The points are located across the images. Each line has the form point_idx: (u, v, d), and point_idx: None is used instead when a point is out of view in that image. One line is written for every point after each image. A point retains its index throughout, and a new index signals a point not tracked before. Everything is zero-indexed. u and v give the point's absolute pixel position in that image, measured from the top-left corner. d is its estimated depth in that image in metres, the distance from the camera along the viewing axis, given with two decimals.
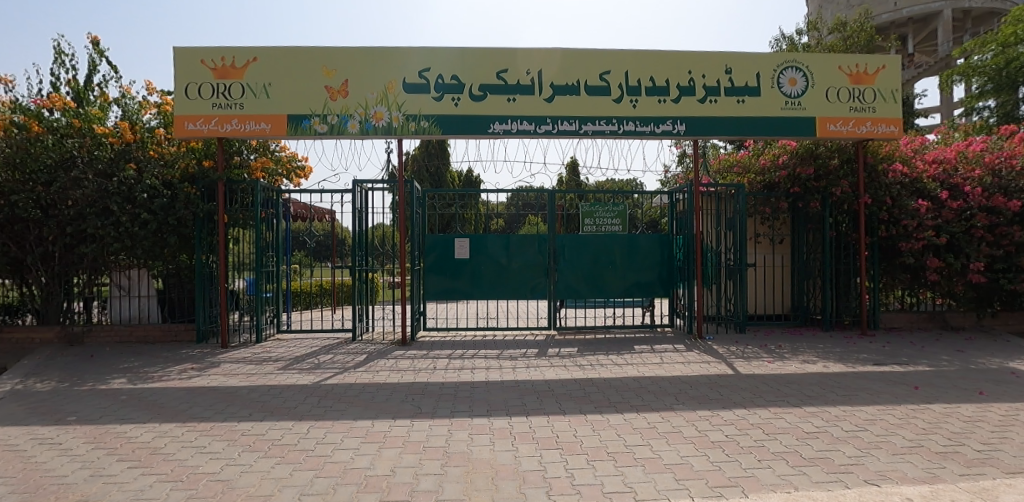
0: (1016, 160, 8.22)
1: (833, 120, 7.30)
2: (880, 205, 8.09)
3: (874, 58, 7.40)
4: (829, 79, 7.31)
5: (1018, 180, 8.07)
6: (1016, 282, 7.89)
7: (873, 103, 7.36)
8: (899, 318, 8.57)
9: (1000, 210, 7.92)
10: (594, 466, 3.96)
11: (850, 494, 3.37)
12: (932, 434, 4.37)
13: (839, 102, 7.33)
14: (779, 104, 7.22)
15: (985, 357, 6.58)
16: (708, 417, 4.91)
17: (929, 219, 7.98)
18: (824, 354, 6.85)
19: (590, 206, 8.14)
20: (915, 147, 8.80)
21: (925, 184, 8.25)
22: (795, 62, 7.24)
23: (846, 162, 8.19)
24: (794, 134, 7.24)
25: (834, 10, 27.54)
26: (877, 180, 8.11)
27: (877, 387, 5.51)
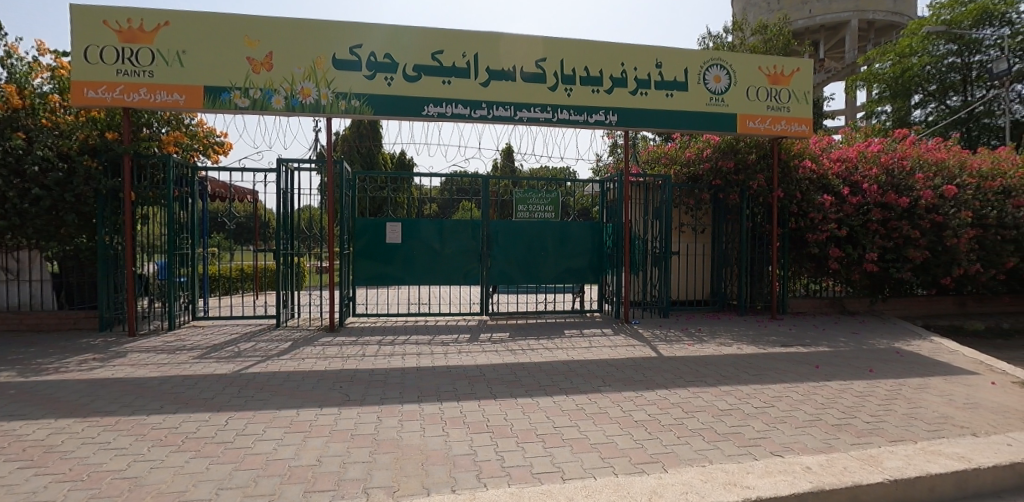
0: (907, 162, 9.10)
1: (752, 117, 7.74)
2: (791, 199, 8.74)
3: (791, 61, 7.89)
4: (750, 79, 7.72)
5: (908, 180, 8.90)
6: (901, 272, 8.80)
7: (788, 103, 7.87)
8: (804, 303, 9.30)
9: (892, 206, 8.73)
10: (524, 448, 4.03)
11: (757, 470, 3.69)
12: (829, 408, 4.81)
13: (758, 101, 7.76)
14: (704, 100, 7.54)
15: (875, 338, 7.32)
16: (632, 398, 5.13)
17: (833, 213, 8.66)
18: (739, 336, 7.32)
19: (524, 193, 8.12)
20: (823, 146, 9.53)
21: (830, 180, 8.92)
22: (720, 60, 7.59)
23: (763, 158, 8.75)
24: (716, 129, 7.61)
25: (756, 13, 28.65)
26: (789, 175, 8.72)
27: (784, 367, 5.95)
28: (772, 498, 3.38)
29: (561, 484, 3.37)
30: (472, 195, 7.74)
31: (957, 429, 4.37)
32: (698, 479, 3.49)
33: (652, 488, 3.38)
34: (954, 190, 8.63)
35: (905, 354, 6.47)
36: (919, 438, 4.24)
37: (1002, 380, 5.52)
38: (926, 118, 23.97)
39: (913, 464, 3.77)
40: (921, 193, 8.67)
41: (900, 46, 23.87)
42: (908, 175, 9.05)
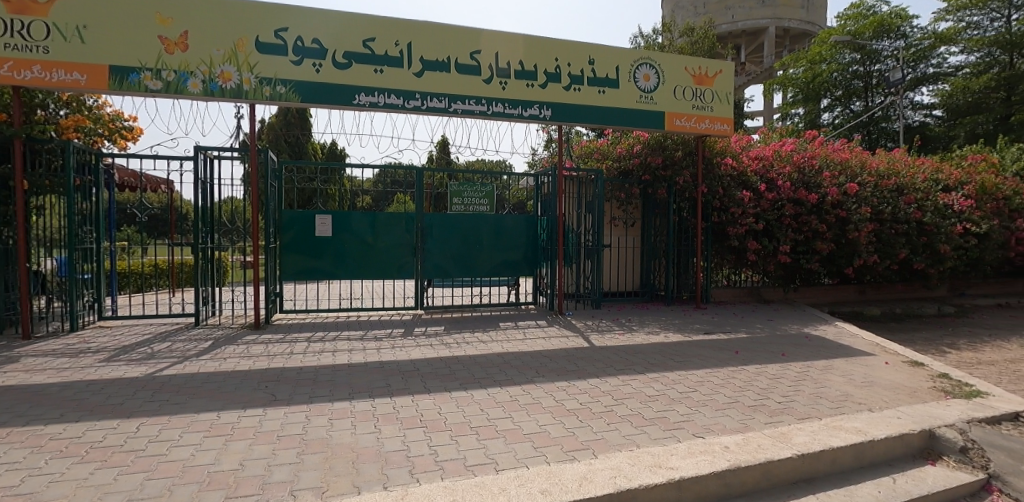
0: (816, 162, 9.80)
1: (680, 116, 8.07)
2: (714, 194, 9.18)
3: (713, 63, 8.31)
4: (677, 79, 8.05)
5: (816, 177, 9.62)
6: (810, 262, 9.55)
7: (712, 103, 8.29)
8: (726, 293, 9.86)
9: (803, 202, 9.38)
10: (458, 441, 4.02)
11: (680, 453, 3.89)
12: (746, 390, 5.13)
13: (684, 100, 8.11)
14: (634, 97, 7.79)
15: (788, 324, 7.90)
16: (565, 388, 5.25)
17: (751, 208, 9.21)
18: (666, 325, 7.66)
19: (459, 186, 8.27)
20: (743, 145, 10.00)
21: (748, 177, 9.46)
22: (649, 59, 7.86)
23: (689, 155, 9.16)
24: (645, 126, 7.89)
25: (684, 16, 30.56)
26: (712, 172, 9.17)
27: (707, 353, 6.29)
28: (695, 478, 3.57)
29: (495, 476, 3.39)
30: (405, 186, 7.58)
31: (856, 405, 4.80)
32: (625, 464, 3.64)
33: (584, 474, 3.48)
34: (855, 187, 9.44)
35: (813, 338, 7.03)
36: (823, 415, 4.61)
37: (893, 359, 6.13)
38: (832, 121, 26.38)
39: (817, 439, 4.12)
40: (827, 190, 9.39)
41: (811, 54, 26.25)
42: (817, 173, 9.75)
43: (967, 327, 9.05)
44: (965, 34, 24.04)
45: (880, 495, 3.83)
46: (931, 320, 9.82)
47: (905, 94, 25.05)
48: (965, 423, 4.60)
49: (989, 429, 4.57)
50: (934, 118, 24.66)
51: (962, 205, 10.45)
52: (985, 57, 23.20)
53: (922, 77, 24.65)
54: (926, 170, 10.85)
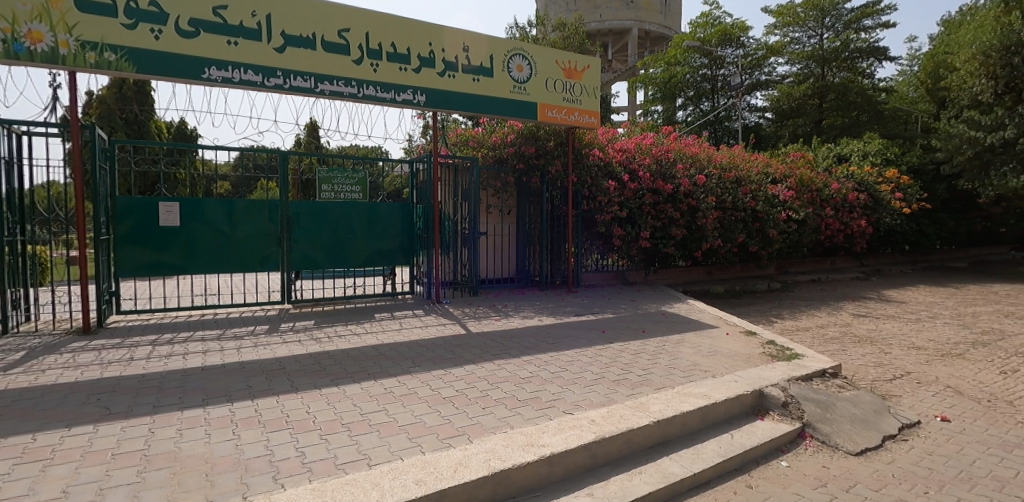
0: (671, 155, 10.77)
1: (551, 107, 8.42)
2: (583, 183, 9.70)
3: (581, 59, 8.78)
4: (548, 71, 8.40)
5: (671, 169, 10.60)
6: (667, 247, 10.58)
7: (580, 96, 8.79)
8: (595, 277, 10.52)
9: (660, 191, 10.33)
10: (327, 440, 3.83)
11: (550, 430, 4.08)
12: (610, 366, 5.53)
13: (555, 92, 8.48)
14: (508, 87, 8.00)
15: (648, 304, 8.66)
16: (441, 376, 5.26)
17: (616, 196, 9.91)
18: (541, 309, 8.00)
19: (328, 171, 7.76)
20: (608, 137, 10.53)
21: (614, 168, 10.09)
22: (522, 50, 8.10)
23: (560, 145, 9.57)
24: (519, 116, 8.15)
25: (557, 11, 31.84)
26: (582, 162, 9.65)
27: (577, 333, 6.68)
28: (565, 452, 3.77)
29: (366, 472, 3.29)
30: (268, 171, 7.06)
31: (702, 373, 5.40)
32: (498, 447, 3.74)
33: (459, 460, 3.51)
34: (703, 178, 10.57)
35: (669, 315, 7.78)
36: (675, 383, 5.13)
37: (733, 330, 6.99)
38: (686, 118, 29.29)
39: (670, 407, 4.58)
40: (680, 181, 10.43)
41: (669, 56, 29.09)
42: (671, 165, 10.72)
43: (789, 300, 10.59)
44: (789, 48, 26.93)
45: (720, 450, 4.35)
46: (762, 295, 11.44)
47: (745, 97, 28.33)
48: (786, 381, 5.38)
49: (803, 384, 5.39)
50: (767, 119, 28.26)
51: (786, 195, 12.30)
52: (804, 69, 26.07)
53: (757, 83, 28.12)
54: (759, 165, 12.48)
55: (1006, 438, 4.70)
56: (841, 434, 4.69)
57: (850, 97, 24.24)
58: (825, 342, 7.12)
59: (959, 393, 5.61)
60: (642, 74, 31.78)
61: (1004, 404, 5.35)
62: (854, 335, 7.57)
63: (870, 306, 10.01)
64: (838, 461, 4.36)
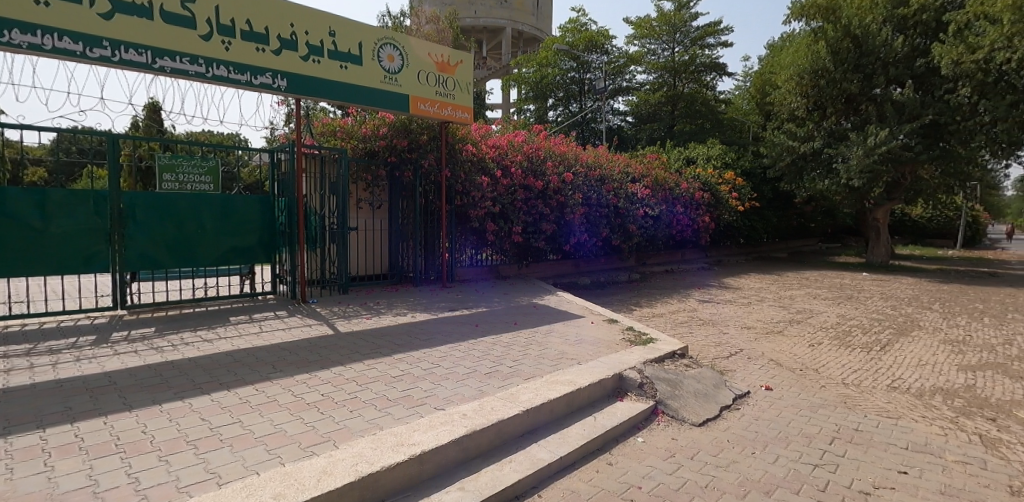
0: (541, 152, 11.17)
1: (423, 101, 8.50)
2: (456, 178, 9.60)
3: (455, 54, 9.05)
4: (420, 64, 8.48)
5: (541, 165, 11.02)
6: (537, 242, 11.12)
7: (454, 91, 9.01)
8: (468, 272, 10.58)
9: (531, 188, 10.81)
10: (169, 461, 3.36)
11: (422, 428, 4.00)
12: (483, 360, 5.61)
13: (427, 85, 8.59)
14: (379, 77, 7.89)
15: (520, 297, 8.93)
16: (305, 381, 4.92)
17: (489, 192, 10.09)
18: (414, 305, 7.86)
19: (172, 159, 7.00)
20: (482, 133, 10.47)
21: (487, 163, 10.12)
22: (392, 40, 8.04)
23: (433, 139, 9.42)
24: (390, 108, 8.10)
25: (433, 3, 31.57)
26: (454, 156, 9.55)
27: (450, 328, 6.67)
28: (435, 448, 3.70)
29: (216, 492, 2.94)
30: (93, 156, 6.11)
31: (569, 361, 5.67)
32: (365, 449, 3.58)
33: (323, 468, 3.28)
34: (570, 176, 11.33)
35: (540, 307, 8.08)
36: (544, 372, 5.33)
37: (597, 319, 7.45)
38: (557, 118, 31.40)
39: (539, 396, 4.75)
40: (550, 178, 10.99)
41: (540, 57, 30.63)
42: (542, 162, 11.16)
43: (647, 289, 11.59)
44: (647, 58, 29.36)
45: (584, 432, 4.58)
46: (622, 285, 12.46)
47: (609, 101, 30.47)
48: (642, 364, 5.84)
49: (656, 365, 5.89)
50: (627, 122, 30.72)
51: (643, 194, 13.55)
52: (658, 78, 28.84)
53: (620, 88, 30.42)
54: (621, 164, 13.52)
55: (811, 399, 5.57)
56: (687, 408, 5.20)
57: (695, 107, 27.44)
58: (675, 326, 7.89)
59: (779, 364, 6.53)
60: (515, 73, 32.82)
61: (811, 371, 6.34)
62: (698, 318, 8.50)
63: (712, 292, 11.33)
64: (686, 433, 4.83)
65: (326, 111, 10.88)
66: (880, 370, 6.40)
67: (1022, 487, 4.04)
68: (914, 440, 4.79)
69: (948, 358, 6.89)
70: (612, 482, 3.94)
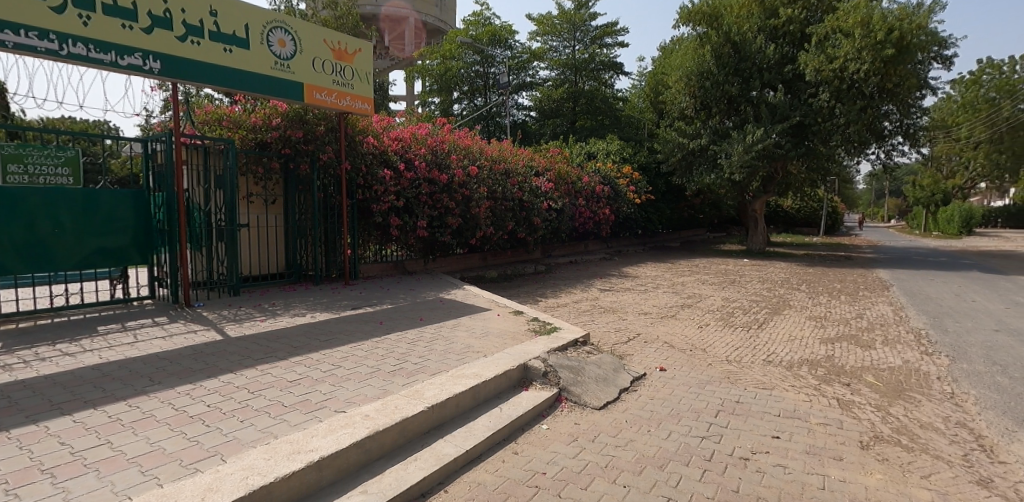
0: (445, 145, 11.11)
1: (319, 89, 8.23)
2: (357, 171, 9.41)
3: (353, 41, 8.88)
4: (314, 50, 8.20)
5: (446, 159, 10.95)
6: (444, 236, 10.95)
7: (352, 81, 8.82)
8: (373, 268, 10.53)
9: (436, 181, 10.59)
10: (17, 494, 2.91)
11: (320, 432, 3.81)
12: (387, 358, 5.49)
13: (322, 73, 8.31)
14: (268, 62, 7.49)
15: (426, 291, 8.84)
16: (188, 392, 4.50)
17: (392, 186, 9.84)
18: (313, 305, 7.49)
19: (20, 147, 6.03)
20: (383, 125, 10.34)
21: (389, 156, 10.01)
22: (283, 23, 7.65)
23: (331, 131, 9.11)
24: (283, 95, 7.72)
25: None
26: (355, 149, 9.39)
27: (353, 327, 6.47)
28: (335, 453, 3.53)
29: None
30: None
31: (475, 354, 5.72)
32: (256, 459, 3.34)
33: (206, 485, 3.01)
34: (475, 170, 11.20)
35: (447, 302, 8.06)
36: (450, 367, 5.32)
37: (503, 311, 7.58)
38: (461, 112, 31.29)
39: (444, 391, 4.73)
40: (454, 172, 10.88)
41: (444, 50, 30.50)
42: (446, 156, 11.03)
43: (552, 280, 11.97)
44: (549, 55, 30.16)
45: (490, 424, 4.60)
46: (528, 277, 12.81)
47: (512, 96, 30.94)
48: (546, 353, 6.00)
49: (560, 354, 6.08)
50: (532, 117, 31.39)
51: (547, 187, 13.91)
52: (560, 75, 29.82)
53: (523, 83, 31.02)
54: (525, 158, 13.85)
55: (699, 377, 6.04)
56: (589, 393, 5.42)
57: (595, 104, 28.68)
58: (578, 314, 8.20)
59: (672, 346, 7.01)
60: (419, 65, 32.29)
61: (699, 351, 6.87)
62: (599, 307, 8.90)
63: (612, 281, 11.94)
64: (588, 416, 5.03)
65: (210, 98, 10.03)
66: (757, 346, 7.08)
67: (870, 442, 4.64)
68: (785, 407, 5.34)
69: (811, 332, 7.78)
70: (518, 471, 4.00)
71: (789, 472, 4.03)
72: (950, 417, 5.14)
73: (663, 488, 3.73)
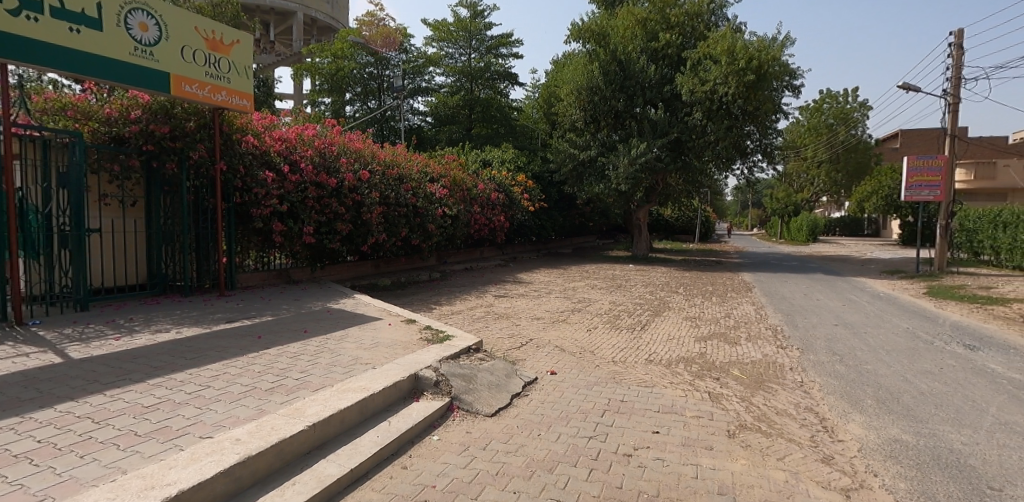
0: (334, 149, 10.69)
1: (187, 81, 7.53)
2: (235, 173, 8.79)
3: (230, 32, 8.31)
4: (184, 38, 7.52)
5: (335, 162, 10.57)
6: (332, 243, 10.58)
7: (228, 74, 8.22)
8: (252, 277, 9.82)
9: (324, 185, 10.15)
10: None
11: (181, 460, 3.39)
12: (264, 375, 5.14)
13: (193, 64, 7.65)
14: (126, 48, 6.73)
15: (313, 302, 8.39)
16: (13, 426, 3.81)
17: (275, 189, 9.28)
18: (180, 319, 6.79)
19: None
20: (265, 123, 9.69)
21: (272, 157, 9.45)
22: (145, 5, 6.92)
23: (203, 127, 8.39)
24: (145, 86, 6.96)
25: None
26: (231, 148, 8.75)
27: (227, 343, 6.02)
28: (197, 485, 3.11)
29: None
30: None
31: (363, 366, 5.56)
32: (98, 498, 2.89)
33: None
34: (367, 174, 10.91)
35: (335, 312, 7.77)
36: (335, 381, 5.09)
37: (394, 319, 7.48)
38: (354, 114, 30.24)
39: (327, 406, 4.50)
40: (344, 176, 10.48)
41: (335, 48, 29.51)
42: (335, 158, 10.67)
43: (447, 287, 11.95)
44: (444, 61, 30.24)
45: (378, 439, 4.42)
46: (422, 285, 12.67)
47: (406, 99, 30.50)
48: (438, 362, 5.95)
49: (452, 362, 6.07)
50: (428, 123, 31.26)
51: (441, 193, 13.87)
52: (456, 81, 29.91)
53: (419, 88, 30.51)
54: (419, 164, 13.69)
55: (588, 378, 6.32)
56: (481, 401, 5.45)
57: (492, 112, 28.99)
58: (472, 321, 8.24)
59: (563, 349, 7.28)
60: (309, 61, 30.70)
61: (588, 353, 7.20)
62: (493, 313, 9.04)
63: (506, 287, 12.20)
64: (479, 424, 5.05)
65: (52, 84, 8.74)
66: (640, 347, 7.57)
67: (736, 430, 5.12)
68: (664, 402, 5.75)
69: (686, 331, 8.48)
70: (406, 486, 3.85)
71: (667, 464, 4.32)
72: (800, 403, 5.84)
73: (551, 491, 3.78)
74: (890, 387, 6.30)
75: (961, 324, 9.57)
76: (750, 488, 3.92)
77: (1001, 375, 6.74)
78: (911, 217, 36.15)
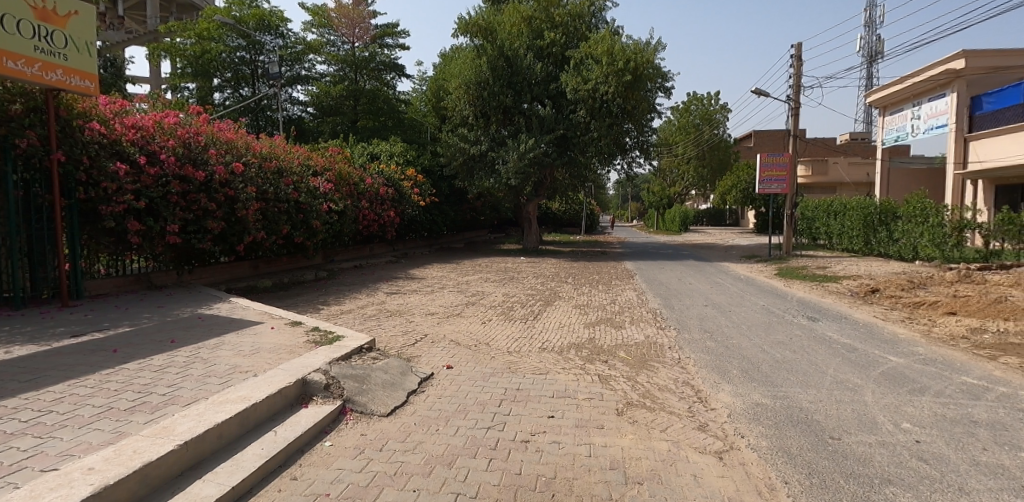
0: (201, 138, 9.79)
1: (11, 56, 6.42)
2: (76, 164, 7.71)
3: (64, 1, 7.26)
4: (5, 5, 6.41)
5: (203, 153, 9.70)
6: (202, 242, 9.66)
7: (64, 50, 7.18)
8: (105, 284, 8.66)
9: (190, 179, 9.27)
10: None
11: (18, 497, 2.86)
12: (123, 393, 4.58)
13: (19, 36, 6.55)
14: None
15: (182, 309, 7.61)
16: None
17: (129, 183, 8.29)
18: (10, 337, 5.81)
19: None
20: (115, 108, 8.59)
21: (124, 147, 8.41)
22: None
23: (33, 110, 7.29)
24: None
25: None
26: (72, 136, 7.66)
27: (72, 360, 5.27)
28: None
29: None
30: None
31: (243, 374, 5.17)
32: None
33: None
34: (241, 167, 10.12)
35: (209, 318, 7.12)
36: (210, 394, 4.67)
37: (278, 323, 7.04)
38: (224, 101, 27.85)
39: (203, 420, 4.11)
40: (214, 168, 9.64)
41: (199, 29, 27.00)
42: (203, 150, 9.80)
43: (336, 285, 11.49)
44: (325, 49, 28.89)
45: (263, 451, 4.09)
46: (308, 285, 12.05)
47: (284, 88, 28.63)
48: (327, 364, 5.70)
49: (343, 364, 5.84)
50: (309, 113, 29.74)
51: (326, 188, 13.27)
52: (340, 71, 28.73)
53: (297, 76, 29.01)
54: (300, 157, 12.96)
55: (483, 370, 6.43)
56: (375, 401, 5.32)
57: (377, 104, 28.04)
58: (364, 320, 8.00)
59: (459, 344, 7.32)
60: (168, 41, 27.79)
61: (483, 345, 7.32)
62: (387, 310, 8.85)
63: (399, 284, 11.99)
64: (374, 425, 4.92)
65: None
66: (534, 336, 7.85)
67: (625, 408, 5.50)
68: (559, 388, 6.01)
69: (576, 319, 8.93)
70: (297, 497, 3.60)
71: (562, 446, 4.53)
72: (679, 378, 6.42)
73: (452, 485, 3.77)
74: (751, 358, 7.15)
75: (806, 300, 11.11)
76: (638, 461, 4.24)
77: (835, 341, 7.93)
78: (764, 208, 41.23)
